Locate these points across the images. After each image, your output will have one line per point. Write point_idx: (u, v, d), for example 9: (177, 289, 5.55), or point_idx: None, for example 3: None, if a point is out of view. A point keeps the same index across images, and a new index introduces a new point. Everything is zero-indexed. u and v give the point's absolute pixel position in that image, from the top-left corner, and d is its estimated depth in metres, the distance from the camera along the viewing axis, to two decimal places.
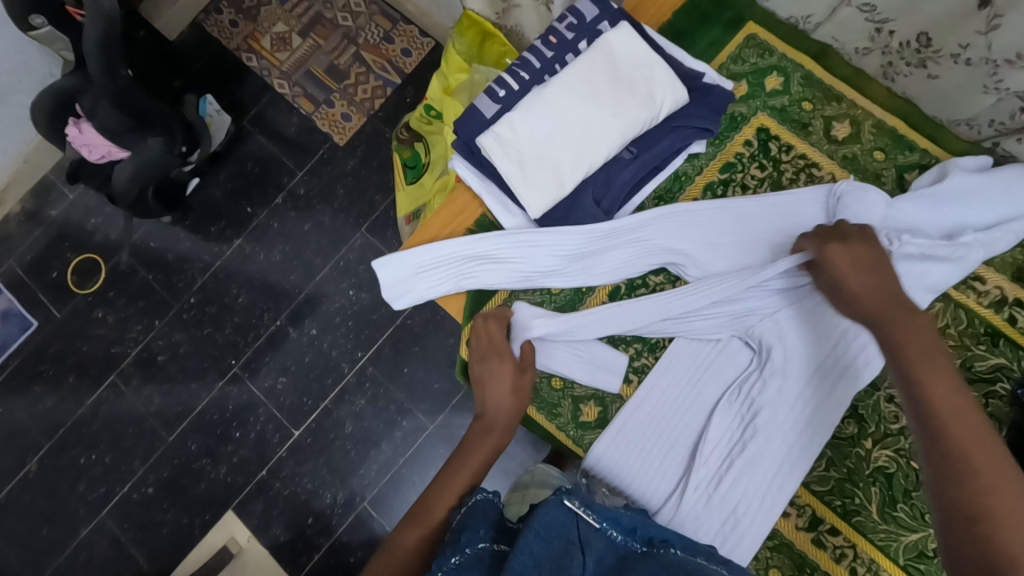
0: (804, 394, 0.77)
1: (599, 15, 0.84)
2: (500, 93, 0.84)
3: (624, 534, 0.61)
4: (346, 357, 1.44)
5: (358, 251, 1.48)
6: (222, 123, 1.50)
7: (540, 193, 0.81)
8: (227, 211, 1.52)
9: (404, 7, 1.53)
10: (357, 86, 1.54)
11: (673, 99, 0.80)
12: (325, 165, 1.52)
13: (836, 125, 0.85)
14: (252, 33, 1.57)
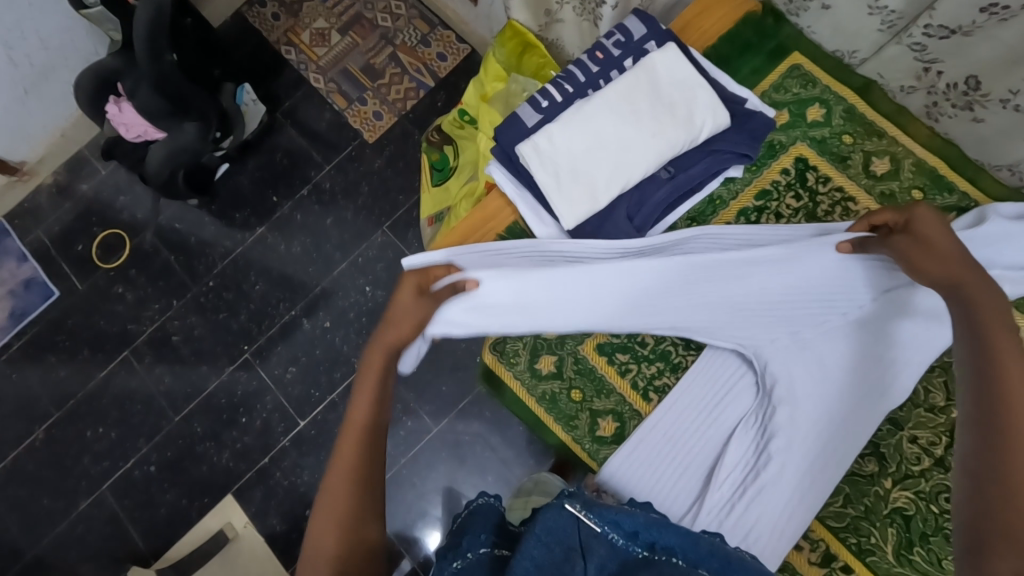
0: (824, 423, 0.77)
1: (645, 35, 0.85)
2: (543, 104, 0.85)
3: (625, 539, 0.60)
4: (357, 353, 1.45)
5: (378, 249, 1.50)
6: (257, 112, 1.53)
7: (573, 206, 0.81)
8: (253, 199, 1.54)
9: (444, 13, 1.56)
10: (391, 87, 1.56)
11: (714, 123, 0.81)
12: (353, 162, 1.54)
13: (875, 160, 0.85)
14: (293, 27, 1.61)
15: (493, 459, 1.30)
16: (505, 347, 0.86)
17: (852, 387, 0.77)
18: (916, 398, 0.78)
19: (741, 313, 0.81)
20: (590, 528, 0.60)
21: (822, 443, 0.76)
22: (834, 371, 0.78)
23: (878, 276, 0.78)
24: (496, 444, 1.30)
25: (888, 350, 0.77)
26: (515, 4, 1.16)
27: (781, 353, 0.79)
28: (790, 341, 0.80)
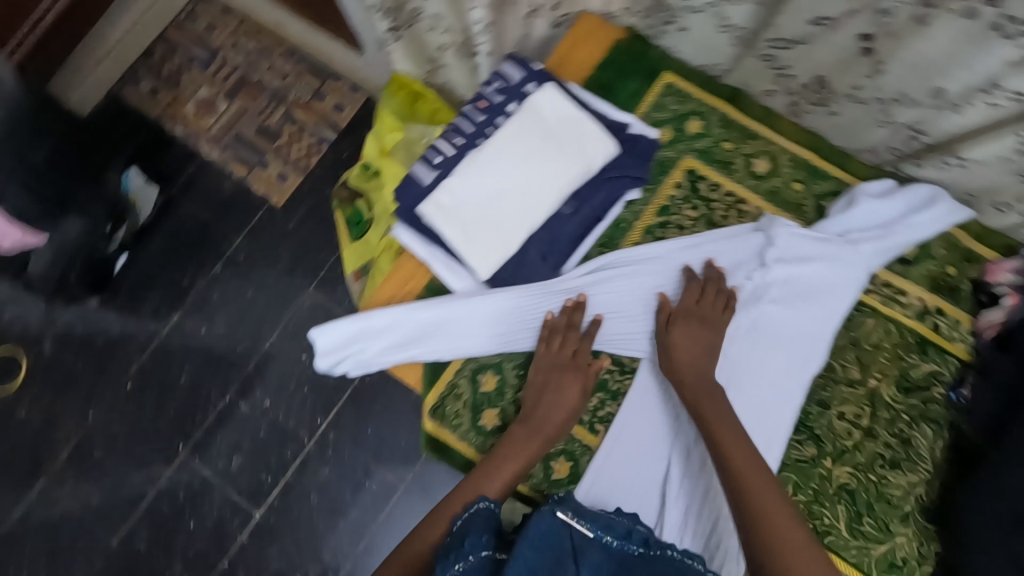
0: (755, 417, 0.80)
1: (524, 77, 0.87)
2: (436, 160, 0.84)
3: (619, 539, 0.62)
4: (305, 426, 1.36)
5: (307, 312, 1.43)
6: (149, 195, 1.44)
7: (485, 256, 0.81)
8: (161, 285, 1.44)
9: (333, 64, 1.53)
10: (292, 145, 1.51)
11: (605, 152, 0.83)
12: (265, 228, 1.47)
13: (756, 161, 0.90)
14: (175, 100, 1.53)
15: None
16: (444, 410, 0.83)
17: (769, 380, 0.81)
18: (836, 374, 0.82)
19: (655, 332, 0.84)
20: (582, 534, 0.61)
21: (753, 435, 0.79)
22: (746, 364, 0.82)
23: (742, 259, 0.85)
24: None
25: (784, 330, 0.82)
26: (397, 54, 1.19)
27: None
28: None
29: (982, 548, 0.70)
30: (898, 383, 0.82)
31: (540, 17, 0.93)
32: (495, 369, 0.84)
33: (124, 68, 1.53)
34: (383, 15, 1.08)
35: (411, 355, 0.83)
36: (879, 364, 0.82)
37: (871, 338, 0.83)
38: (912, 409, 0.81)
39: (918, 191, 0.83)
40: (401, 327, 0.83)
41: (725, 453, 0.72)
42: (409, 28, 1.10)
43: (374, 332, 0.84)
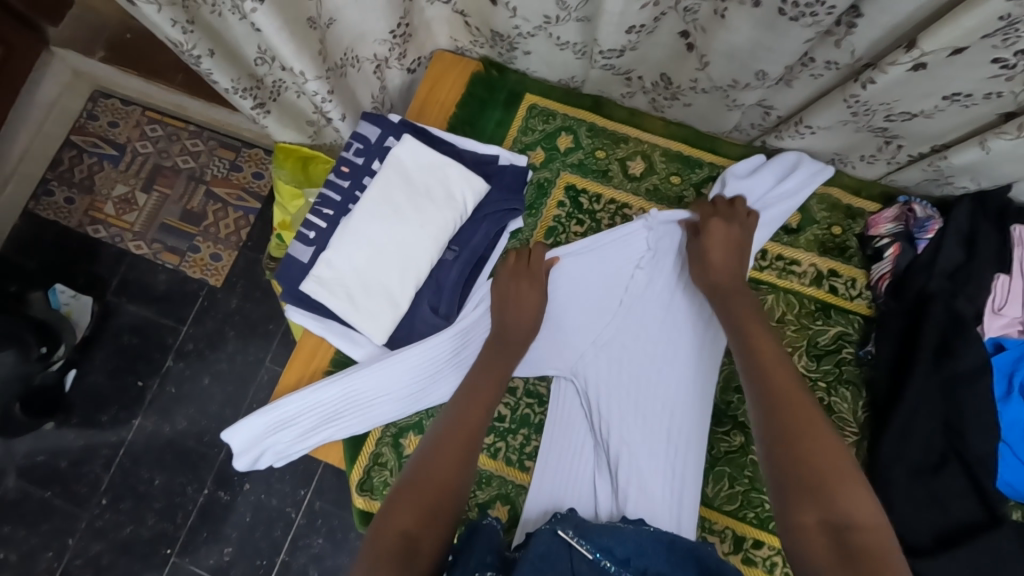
0: (670, 417, 0.79)
1: (382, 133, 0.86)
2: (310, 235, 0.83)
3: (617, 565, 0.56)
4: (289, 501, 1.32)
5: (268, 386, 1.40)
6: (83, 305, 1.41)
7: (376, 320, 0.80)
8: (115, 393, 1.40)
9: (243, 134, 1.52)
10: (218, 224, 1.48)
11: (474, 192, 0.83)
12: (208, 311, 1.44)
13: (630, 163, 0.90)
14: (92, 204, 1.49)
15: None
16: (372, 483, 0.81)
17: (674, 370, 0.81)
18: None
19: (554, 347, 0.83)
20: (581, 556, 0.57)
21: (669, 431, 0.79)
22: (648, 359, 0.82)
23: (627, 253, 0.84)
24: None
25: (677, 319, 0.83)
26: (274, 127, 1.15)
27: (610, 372, 0.82)
28: (611, 351, 0.82)
29: (903, 501, 0.71)
30: (809, 352, 0.82)
31: (389, 67, 0.91)
32: (415, 429, 0.83)
33: (33, 183, 1.49)
34: (242, 95, 1.02)
35: (323, 436, 0.83)
36: (787, 338, 0.82)
37: (775, 313, 0.83)
38: (828, 374, 0.81)
39: (784, 160, 0.84)
40: (307, 409, 0.81)
41: (770, 377, 0.68)
42: (275, 100, 1.07)
43: (281, 423, 0.82)
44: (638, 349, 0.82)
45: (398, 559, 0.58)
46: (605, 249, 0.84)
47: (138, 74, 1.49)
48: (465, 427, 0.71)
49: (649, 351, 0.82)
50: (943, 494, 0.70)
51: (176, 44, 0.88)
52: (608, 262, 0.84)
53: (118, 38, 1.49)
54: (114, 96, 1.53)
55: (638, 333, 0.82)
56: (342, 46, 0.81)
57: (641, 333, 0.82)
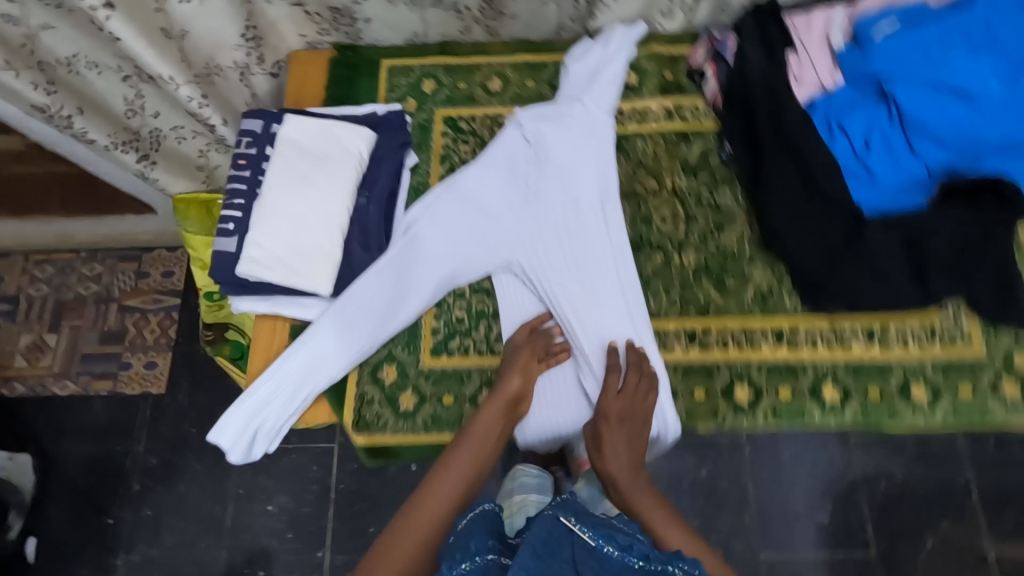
0: (602, 258, 0.89)
1: (265, 122, 0.93)
2: (230, 226, 0.88)
3: (620, 550, 0.58)
4: (308, 566, 1.38)
5: (249, 467, 1.46)
6: (22, 465, 1.42)
7: (316, 274, 0.86)
8: (88, 537, 1.42)
9: (139, 241, 1.63)
10: (143, 332, 1.57)
11: (364, 141, 0.92)
12: (158, 419, 1.50)
13: (490, 83, 1.04)
14: (3, 363, 1.56)
15: None
16: (366, 419, 0.85)
17: (588, 226, 0.91)
18: (639, 192, 0.96)
19: (483, 245, 0.91)
20: (584, 541, 0.59)
21: (604, 276, 0.89)
22: (564, 225, 0.91)
23: (511, 152, 0.94)
24: None
25: (573, 186, 0.92)
26: (164, 180, 1.19)
27: (537, 246, 0.90)
28: (531, 233, 0.91)
29: (792, 224, 0.87)
30: (684, 169, 0.96)
31: (253, 73, 1.01)
32: (390, 359, 0.88)
33: None
34: (123, 148, 1.09)
35: (304, 400, 0.85)
36: (664, 168, 0.97)
37: (648, 153, 0.98)
38: (705, 181, 0.95)
39: (603, 36, 1.00)
40: (282, 381, 0.85)
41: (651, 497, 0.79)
42: (157, 150, 1.12)
43: (262, 403, 0.84)
44: (553, 222, 0.91)
45: None
46: (493, 156, 0.94)
47: (14, 217, 1.55)
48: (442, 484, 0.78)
49: (563, 219, 0.91)
50: (815, 220, 0.86)
51: (44, 110, 0.98)
52: (499, 165, 0.94)
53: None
54: None
55: (549, 210, 0.92)
56: (202, 55, 0.92)
57: (552, 208, 0.92)
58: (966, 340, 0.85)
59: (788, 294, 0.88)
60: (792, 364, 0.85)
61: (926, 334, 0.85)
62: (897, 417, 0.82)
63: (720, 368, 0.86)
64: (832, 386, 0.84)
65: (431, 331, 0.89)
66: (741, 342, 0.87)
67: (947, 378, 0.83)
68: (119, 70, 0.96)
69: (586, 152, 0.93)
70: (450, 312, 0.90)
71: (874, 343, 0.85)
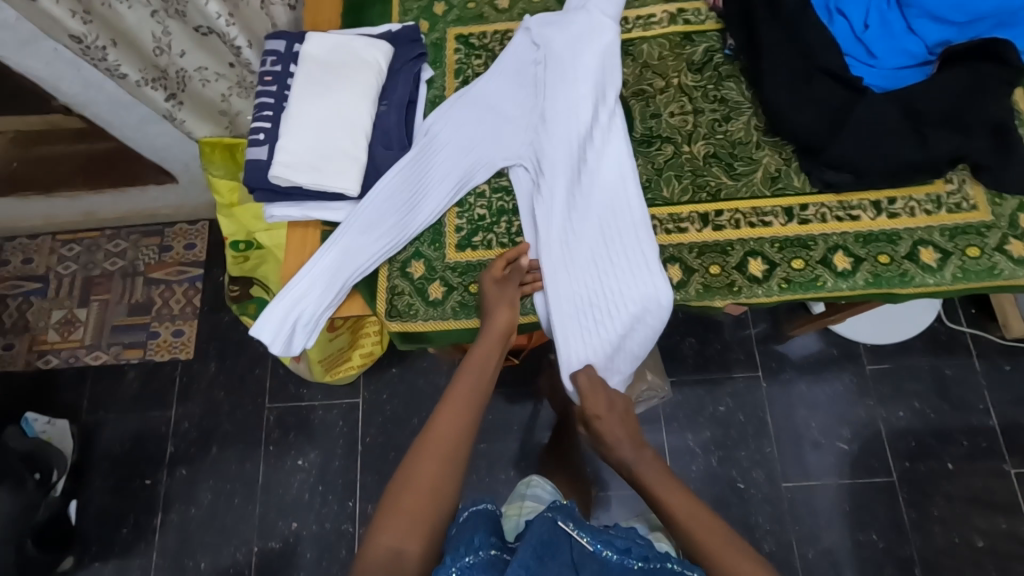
0: (606, 154, 0.93)
1: (288, 43, 0.98)
2: (260, 136, 0.93)
3: (619, 554, 0.67)
4: (341, 515, 1.44)
5: (278, 423, 1.52)
6: (60, 428, 1.47)
7: (345, 174, 0.91)
8: (129, 498, 1.49)
9: (159, 216, 1.68)
10: (169, 302, 1.63)
11: (382, 53, 0.96)
12: (190, 383, 1.56)
13: (498, 1, 1.08)
14: (36, 338, 1.62)
15: (506, 460, 1.41)
16: (398, 309, 0.91)
17: (594, 123, 0.94)
18: (648, 91, 0.99)
19: (497, 147, 0.96)
20: (582, 545, 0.67)
21: (609, 170, 0.92)
22: (571, 121, 0.94)
23: (522, 60, 0.99)
24: (490, 452, 1.41)
25: (579, 84, 0.95)
26: (190, 122, 1.24)
27: (545, 144, 0.94)
28: (540, 132, 0.95)
29: (797, 106, 0.90)
30: (690, 68, 1.00)
31: (274, 4, 1.05)
32: (417, 255, 0.93)
33: None
34: (152, 86, 1.14)
35: (340, 292, 0.90)
36: (670, 67, 1.00)
37: (654, 55, 1.01)
38: (711, 77, 0.99)
39: None
40: (316, 277, 0.90)
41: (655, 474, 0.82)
42: (184, 90, 1.18)
43: (299, 296, 0.90)
44: (560, 119, 0.94)
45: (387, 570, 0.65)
46: (504, 65, 0.99)
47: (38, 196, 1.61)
48: (440, 430, 0.77)
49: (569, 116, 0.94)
50: (822, 97, 0.89)
51: (79, 39, 1.01)
52: (511, 72, 0.98)
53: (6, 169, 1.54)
54: (20, 235, 1.69)
55: (556, 108, 0.95)
56: None
57: (559, 106, 0.95)
58: (972, 206, 0.88)
59: (795, 176, 0.92)
60: (804, 239, 0.88)
61: (933, 203, 0.88)
62: (907, 279, 0.85)
63: (734, 246, 0.89)
64: (843, 255, 0.87)
65: (455, 228, 0.94)
66: (753, 221, 0.90)
67: (955, 241, 0.86)
68: (148, 4, 1.01)
69: (590, 51, 0.96)
70: (472, 210, 0.95)
71: (882, 214, 0.89)
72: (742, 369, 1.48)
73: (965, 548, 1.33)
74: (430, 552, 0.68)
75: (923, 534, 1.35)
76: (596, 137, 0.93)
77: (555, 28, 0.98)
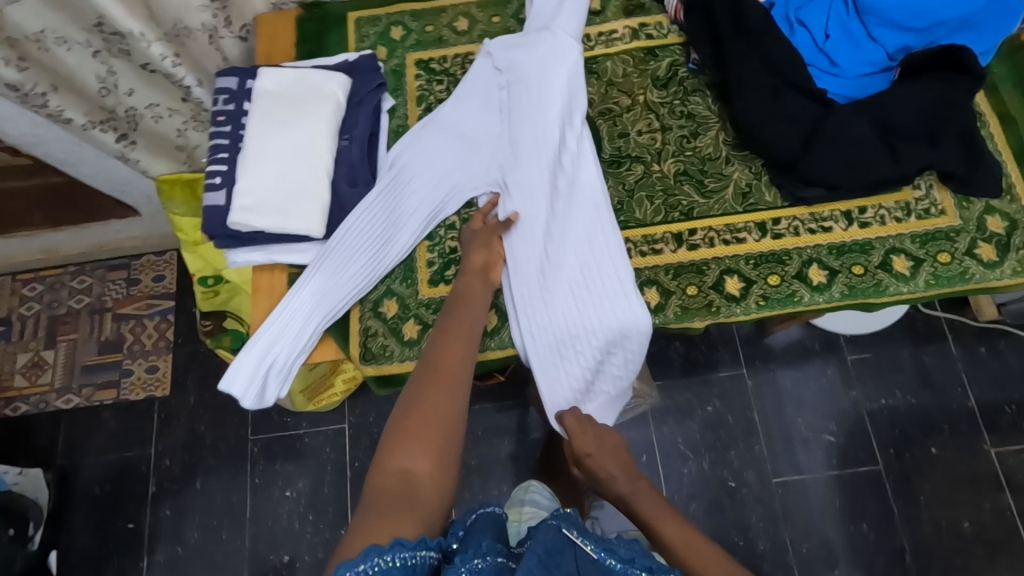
0: (577, 180, 0.91)
1: (240, 79, 0.94)
2: (217, 180, 0.89)
3: (622, 563, 0.61)
4: (335, 544, 1.40)
5: (263, 455, 1.47)
6: (35, 478, 1.42)
7: (308, 215, 0.87)
8: (112, 544, 1.42)
9: (125, 249, 1.61)
10: (141, 338, 1.56)
11: (340, 85, 0.93)
12: (169, 420, 1.50)
13: (457, 23, 1.05)
14: (2, 385, 1.54)
15: (501, 476, 1.38)
16: (373, 351, 0.88)
17: (562, 148, 0.92)
18: (616, 110, 0.98)
19: (465, 176, 0.93)
20: (586, 554, 0.62)
21: (580, 196, 0.90)
22: (540, 148, 0.92)
23: (486, 85, 0.96)
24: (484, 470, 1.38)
25: (546, 109, 0.93)
26: (145, 161, 1.19)
27: (517, 173, 0.91)
28: (510, 159, 0.93)
29: (765, 119, 0.89)
30: (655, 84, 0.99)
31: (223, 37, 1.01)
32: (389, 293, 0.91)
33: None
34: (100, 128, 1.09)
35: (313, 337, 0.87)
36: (635, 84, 0.99)
37: (619, 72, 1.00)
38: (678, 92, 0.98)
39: None
40: (288, 320, 0.87)
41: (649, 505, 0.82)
42: (136, 129, 1.13)
43: (271, 343, 0.86)
44: (528, 146, 0.92)
45: (398, 495, 0.63)
46: (469, 91, 0.96)
47: None
48: (442, 363, 0.76)
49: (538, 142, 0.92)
50: (787, 112, 0.89)
51: (17, 89, 0.96)
52: (475, 98, 0.96)
53: None
54: None
55: (524, 133, 0.93)
56: (170, 16, 0.91)
57: (527, 132, 0.93)
58: (940, 212, 0.88)
59: (766, 190, 0.91)
60: (778, 253, 0.88)
61: (903, 210, 0.89)
62: (882, 289, 0.85)
63: (709, 265, 0.89)
64: (818, 268, 0.87)
65: (427, 263, 0.92)
66: (726, 238, 0.89)
67: (926, 248, 0.87)
68: (88, 44, 0.97)
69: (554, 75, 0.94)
70: (443, 243, 0.93)
71: (854, 224, 0.89)
72: (729, 368, 1.48)
73: (952, 531, 1.35)
74: (445, 471, 0.67)
75: (912, 520, 1.36)
76: (565, 163, 0.92)
77: (518, 51, 0.95)
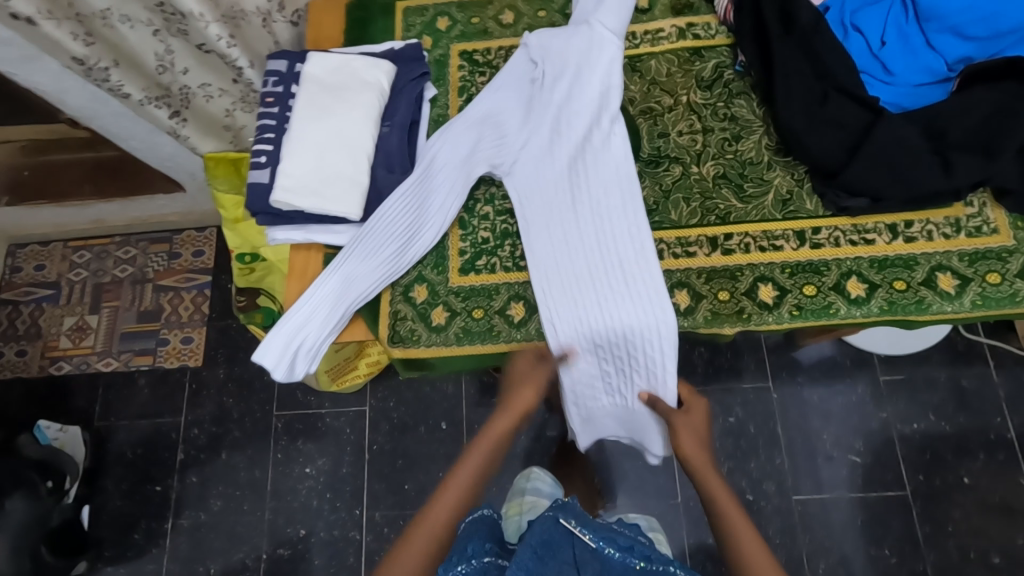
0: (607, 178, 0.91)
1: (289, 63, 0.97)
2: (262, 159, 0.92)
3: (620, 552, 0.63)
4: (350, 524, 1.40)
5: (286, 431, 1.47)
6: (73, 435, 1.44)
7: (346, 198, 0.89)
8: (139, 507, 1.45)
9: (168, 223, 1.66)
10: (178, 309, 1.60)
11: (384, 73, 0.95)
12: (200, 391, 1.53)
13: (502, 16, 1.06)
14: (46, 346, 1.58)
15: None
16: (401, 334, 0.90)
17: (594, 146, 0.92)
18: (657, 109, 0.97)
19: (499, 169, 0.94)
20: (585, 545, 0.63)
21: (610, 194, 0.90)
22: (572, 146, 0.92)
23: (522, 79, 0.96)
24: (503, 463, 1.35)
25: (580, 106, 0.93)
26: (195, 138, 1.23)
27: (547, 168, 0.92)
28: (541, 154, 0.93)
29: (812, 128, 0.88)
30: (699, 84, 0.97)
31: (275, 21, 1.04)
32: (420, 280, 0.93)
33: None
34: (156, 104, 1.14)
35: (339, 321, 0.90)
36: (678, 84, 0.98)
37: (662, 71, 0.99)
38: (722, 94, 0.96)
39: None
40: (316, 306, 0.89)
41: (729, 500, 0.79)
42: (188, 106, 1.17)
43: (299, 324, 0.89)
44: (560, 143, 0.92)
45: None
46: (504, 84, 0.96)
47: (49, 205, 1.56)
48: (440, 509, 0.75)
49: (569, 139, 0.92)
50: (838, 119, 0.87)
51: (82, 62, 1.02)
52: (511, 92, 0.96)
53: (17, 177, 1.53)
54: (31, 243, 1.66)
55: (556, 131, 0.93)
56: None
57: (559, 129, 0.93)
58: (993, 230, 0.85)
59: (808, 198, 0.89)
60: (817, 263, 0.86)
61: (952, 227, 0.85)
62: (924, 307, 0.82)
63: (743, 271, 0.87)
64: (857, 281, 0.85)
65: (459, 252, 0.94)
66: (761, 244, 0.88)
67: (974, 267, 0.84)
68: (149, 23, 1.01)
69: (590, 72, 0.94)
70: (476, 233, 0.94)
71: (898, 238, 0.86)
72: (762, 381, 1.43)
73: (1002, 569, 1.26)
74: None
75: (936, 548, 1.27)
76: (597, 161, 0.92)
77: (554, 45, 0.95)
